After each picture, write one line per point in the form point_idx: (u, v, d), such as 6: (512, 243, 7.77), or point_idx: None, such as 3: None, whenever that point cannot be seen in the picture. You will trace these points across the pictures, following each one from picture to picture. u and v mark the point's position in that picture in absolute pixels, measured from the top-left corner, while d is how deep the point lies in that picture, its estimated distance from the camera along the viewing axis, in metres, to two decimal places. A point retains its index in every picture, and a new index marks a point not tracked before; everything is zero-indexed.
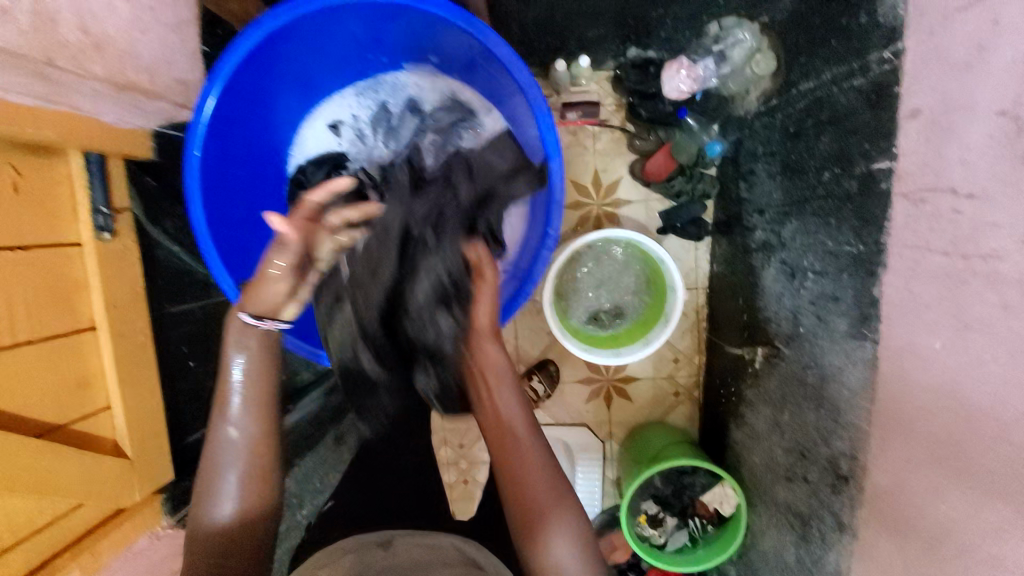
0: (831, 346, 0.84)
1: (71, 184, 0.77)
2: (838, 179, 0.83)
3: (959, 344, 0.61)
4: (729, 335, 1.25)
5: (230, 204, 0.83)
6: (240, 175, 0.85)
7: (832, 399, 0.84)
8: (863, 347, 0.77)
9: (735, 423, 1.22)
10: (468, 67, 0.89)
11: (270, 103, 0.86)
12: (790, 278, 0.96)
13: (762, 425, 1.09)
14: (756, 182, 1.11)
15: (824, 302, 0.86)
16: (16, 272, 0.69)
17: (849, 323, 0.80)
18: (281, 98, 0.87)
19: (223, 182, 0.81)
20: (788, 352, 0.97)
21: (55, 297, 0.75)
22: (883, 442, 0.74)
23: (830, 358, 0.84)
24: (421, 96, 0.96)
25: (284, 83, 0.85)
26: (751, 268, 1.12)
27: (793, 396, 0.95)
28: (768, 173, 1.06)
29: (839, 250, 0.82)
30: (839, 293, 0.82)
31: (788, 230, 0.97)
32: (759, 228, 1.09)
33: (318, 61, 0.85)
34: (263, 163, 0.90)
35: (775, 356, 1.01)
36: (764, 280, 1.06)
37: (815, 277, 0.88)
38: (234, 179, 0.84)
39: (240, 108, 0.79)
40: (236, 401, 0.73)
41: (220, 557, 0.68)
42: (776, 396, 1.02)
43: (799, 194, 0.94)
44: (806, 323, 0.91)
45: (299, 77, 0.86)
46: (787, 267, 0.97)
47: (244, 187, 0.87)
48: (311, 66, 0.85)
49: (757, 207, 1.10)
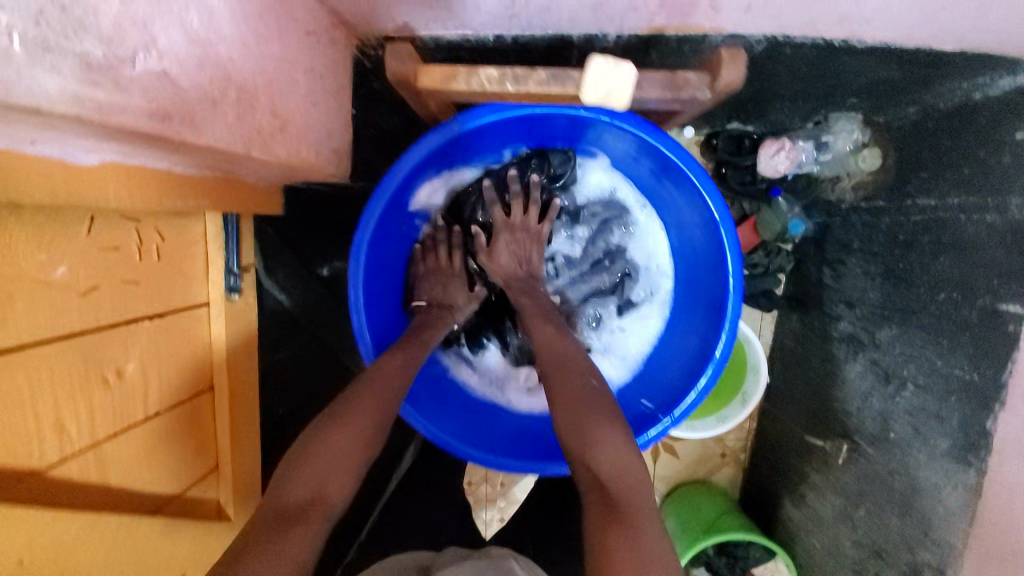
0: (929, 461, 0.87)
1: (206, 242, 0.90)
2: (955, 304, 0.86)
3: None
4: (789, 412, 1.28)
5: (372, 276, 0.98)
6: (391, 249, 1.04)
7: (924, 512, 0.88)
8: (967, 473, 0.80)
9: (791, 500, 1.24)
10: (635, 167, 1.02)
11: (406, 185, 0.96)
12: (884, 383, 0.99)
13: (827, 511, 1.11)
14: (846, 274, 1.13)
15: (925, 417, 0.89)
16: (142, 341, 0.79)
17: (952, 445, 0.84)
18: (416, 177, 0.97)
19: (370, 256, 0.95)
20: (872, 451, 1.00)
21: (178, 356, 0.86)
22: (981, 567, 0.77)
23: (927, 472, 0.88)
24: (585, 189, 1.10)
25: (421, 170, 0.96)
26: (830, 356, 1.14)
27: (874, 495, 0.99)
28: (864, 270, 1.08)
29: (949, 372, 0.85)
30: (944, 412, 0.86)
31: (885, 334, 1.00)
32: (846, 321, 1.11)
33: (463, 144, 0.96)
34: (400, 235, 1.07)
35: (855, 452, 1.04)
36: (846, 373, 1.09)
37: (916, 389, 0.91)
38: (381, 249, 0.99)
39: (388, 219, 0.96)
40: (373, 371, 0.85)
41: (289, 507, 0.67)
42: (851, 490, 1.04)
43: (903, 303, 0.97)
44: (899, 429, 0.94)
45: (435, 160, 0.96)
46: (880, 369, 1.00)
47: (383, 253, 1.00)
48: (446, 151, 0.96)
49: (845, 299, 1.12)
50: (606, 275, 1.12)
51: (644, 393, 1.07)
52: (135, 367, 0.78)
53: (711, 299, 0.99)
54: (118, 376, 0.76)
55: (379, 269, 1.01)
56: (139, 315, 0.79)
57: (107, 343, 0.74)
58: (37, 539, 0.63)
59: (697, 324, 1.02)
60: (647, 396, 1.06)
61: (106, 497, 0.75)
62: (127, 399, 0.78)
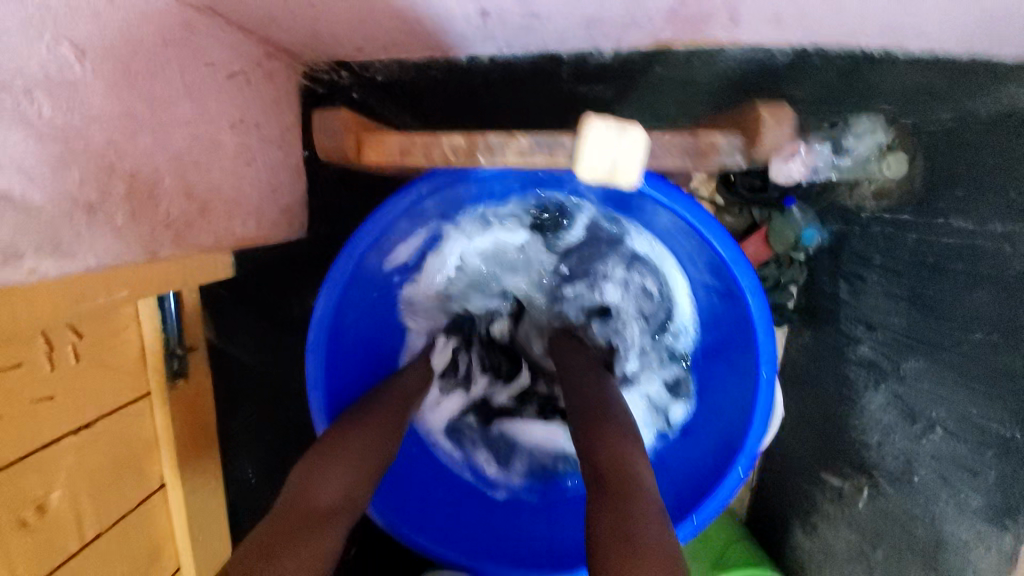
0: (958, 515, 0.80)
1: (139, 324, 0.89)
2: (994, 347, 0.76)
3: None
4: (797, 435, 1.21)
5: (351, 339, 0.95)
6: (370, 311, 0.98)
7: (950, 569, 0.81)
8: (1002, 535, 0.73)
9: (802, 528, 1.16)
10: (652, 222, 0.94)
11: (379, 253, 0.91)
12: (907, 421, 0.90)
13: (838, 544, 1.05)
14: (863, 291, 1.04)
15: (956, 469, 0.81)
16: (70, 459, 0.77)
17: (987, 502, 0.76)
18: (387, 247, 0.91)
19: (342, 324, 0.91)
20: (891, 492, 0.93)
21: (112, 450, 0.84)
22: None
23: (955, 526, 0.80)
24: (598, 243, 1.04)
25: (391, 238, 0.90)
26: (845, 380, 1.06)
27: (891, 540, 0.92)
28: (886, 290, 0.98)
29: (988, 423, 0.77)
30: (979, 467, 0.77)
31: (908, 365, 0.91)
32: (863, 343, 1.02)
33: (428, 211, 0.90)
34: (389, 291, 1.01)
35: (872, 487, 0.96)
36: (863, 403, 1.00)
37: (945, 434, 0.84)
38: (353, 315, 0.94)
39: (360, 287, 0.92)
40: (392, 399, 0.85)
41: (312, 511, 0.63)
42: (867, 526, 0.97)
43: (932, 335, 0.88)
44: (923, 476, 0.87)
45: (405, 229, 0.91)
46: (900, 403, 0.92)
47: (361, 318, 0.96)
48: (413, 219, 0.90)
49: (861, 318, 1.04)
50: (626, 331, 1.07)
51: (675, 469, 0.98)
52: (60, 494, 0.75)
53: (741, 362, 0.90)
54: (38, 513, 0.71)
55: (360, 332, 0.97)
56: (67, 429, 0.76)
57: (30, 472, 0.70)
58: (97, 567, 0.81)
59: (727, 388, 0.94)
60: (675, 467, 0.98)
61: (90, 534, 0.80)
62: (56, 530, 0.74)
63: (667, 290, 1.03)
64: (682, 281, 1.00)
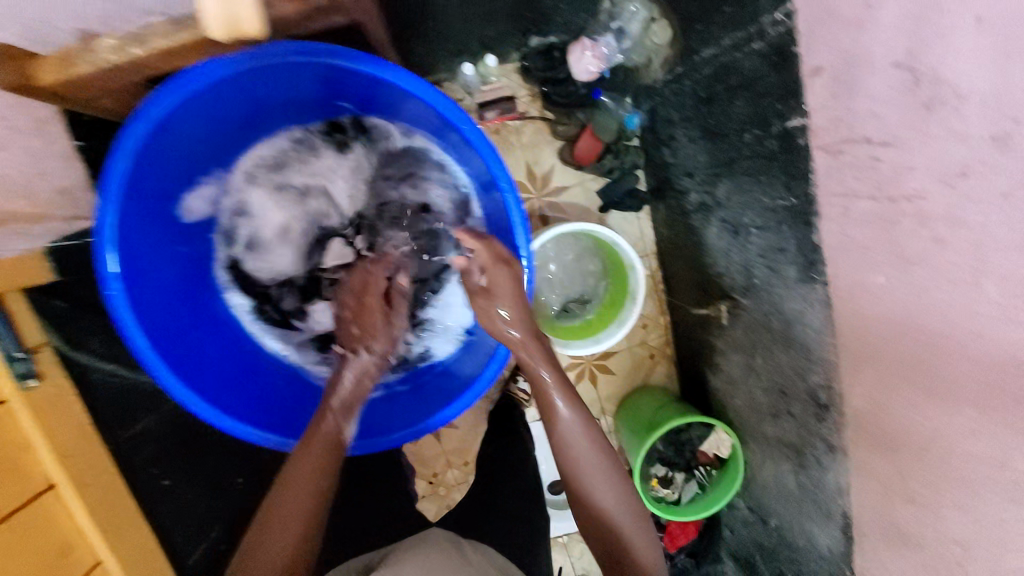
0: (787, 292, 0.91)
1: None
2: (759, 140, 0.88)
3: (902, 277, 0.68)
4: (688, 294, 1.32)
5: (155, 285, 0.92)
6: (168, 257, 0.96)
7: (801, 339, 0.92)
8: (816, 290, 0.84)
9: (711, 372, 1.33)
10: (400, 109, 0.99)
11: (158, 182, 0.89)
12: (734, 235, 1.03)
13: (737, 371, 1.20)
14: (678, 147, 1.17)
15: (772, 253, 0.92)
16: None
17: (798, 270, 0.87)
18: (166, 175, 0.90)
19: (139, 266, 0.88)
20: (749, 302, 1.06)
21: None
22: (854, 370, 0.81)
23: (790, 303, 0.92)
24: (369, 145, 1.10)
25: (167, 165, 0.89)
26: (692, 228, 1.19)
27: (762, 341, 1.05)
28: (689, 138, 1.12)
29: (775, 205, 0.88)
30: (784, 243, 0.88)
31: (722, 190, 1.04)
32: (692, 190, 1.15)
33: (202, 132, 0.91)
34: (184, 237, 1.00)
35: (737, 309, 1.11)
36: (709, 241, 1.14)
37: (758, 230, 0.95)
38: (149, 257, 0.91)
39: (147, 220, 0.89)
40: (350, 423, 0.92)
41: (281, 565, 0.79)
42: (746, 344, 1.12)
43: (726, 156, 0.99)
44: (760, 273, 0.98)
45: (177, 154, 0.90)
46: (729, 225, 1.05)
47: (157, 266, 0.93)
48: (187, 140, 0.89)
49: (685, 170, 1.17)
50: (418, 223, 1.13)
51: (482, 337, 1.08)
52: None
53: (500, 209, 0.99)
54: None
55: (162, 281, 0.94)
56: None
57: None
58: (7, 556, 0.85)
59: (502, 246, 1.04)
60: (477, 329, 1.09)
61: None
62: None
63: (445, 171, 1.10)
64: (449, 158, 1.08)
